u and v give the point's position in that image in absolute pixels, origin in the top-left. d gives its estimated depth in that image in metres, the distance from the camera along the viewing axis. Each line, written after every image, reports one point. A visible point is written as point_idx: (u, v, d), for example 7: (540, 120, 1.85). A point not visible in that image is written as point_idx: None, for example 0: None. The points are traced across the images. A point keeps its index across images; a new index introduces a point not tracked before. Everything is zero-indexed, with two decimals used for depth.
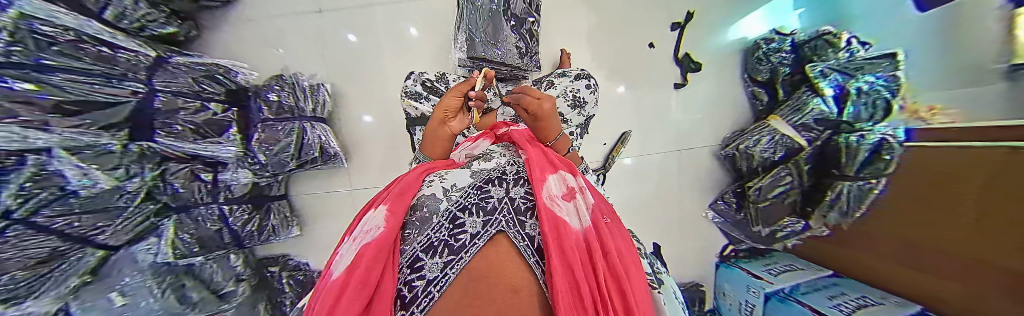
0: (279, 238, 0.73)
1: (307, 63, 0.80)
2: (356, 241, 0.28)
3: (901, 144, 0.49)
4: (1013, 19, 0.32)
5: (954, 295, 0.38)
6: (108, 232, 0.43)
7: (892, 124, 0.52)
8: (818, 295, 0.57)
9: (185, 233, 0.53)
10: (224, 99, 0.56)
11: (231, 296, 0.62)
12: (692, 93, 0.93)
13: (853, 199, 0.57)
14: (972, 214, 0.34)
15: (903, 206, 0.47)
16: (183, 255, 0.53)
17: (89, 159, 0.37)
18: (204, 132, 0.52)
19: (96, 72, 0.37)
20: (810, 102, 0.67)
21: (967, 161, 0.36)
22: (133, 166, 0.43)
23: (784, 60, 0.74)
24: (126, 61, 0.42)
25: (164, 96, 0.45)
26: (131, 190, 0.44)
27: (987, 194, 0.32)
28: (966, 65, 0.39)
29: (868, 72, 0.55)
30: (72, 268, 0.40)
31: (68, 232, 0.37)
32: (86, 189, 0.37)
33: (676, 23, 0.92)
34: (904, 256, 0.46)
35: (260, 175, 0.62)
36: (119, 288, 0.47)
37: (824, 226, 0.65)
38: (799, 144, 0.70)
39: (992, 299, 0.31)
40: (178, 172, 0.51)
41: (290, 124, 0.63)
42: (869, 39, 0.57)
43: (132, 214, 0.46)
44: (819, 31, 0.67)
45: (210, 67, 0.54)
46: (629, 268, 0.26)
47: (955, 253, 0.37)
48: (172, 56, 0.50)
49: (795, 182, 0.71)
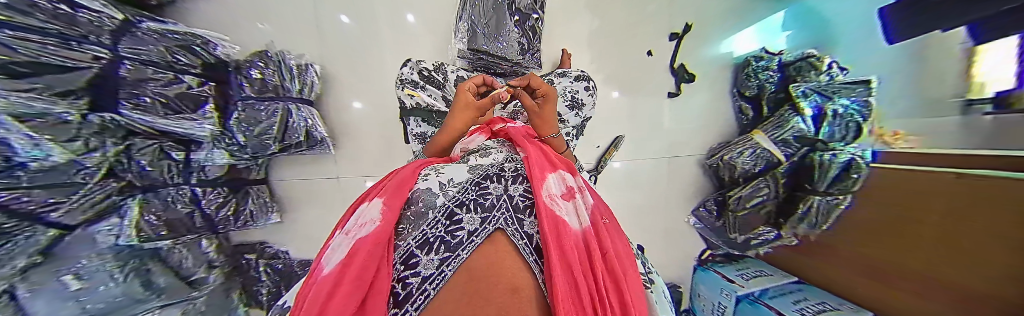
0: (257, 224, 0.69)
1: (296, 42, 0.74)
2: (350, 234, 0.28)
3: (867, 165, 0.54)
4: (984, 57, 0.35)
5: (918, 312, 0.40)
6: (62, 209, 0.38)
7: (862, 146, 0.56)
8: (783, 300, 0.62)
9: (151, 214, 0.49)
10: (201, 73, 0.53)
11: (203, 282, 0.60)
12: (686, 103, 0.95)
13: (821, 212, 0.62)
14: (945, 239, 0.37)
15: (870, 224, 0.51)
16: (149, 238, 0.48)
17: (42, 129, 0.32)
18: (178, 108, 0.49)
19: (52, 32, 0.32)
20: (790, 120, 0.71)
21: (934, 187, 0.39)
22: (93, 139, 0.39)
23: (771, 78, 0.76)
24: (88, 22, 0.36)
25: (131, 64, 0.41)
26: (90, 165, 0.39)
27: (966, 222, 0.34)
28: (937, 97, 0.43)
29: (844, 96, 0.60)
30: (18, 248, 0.34)
31: (14, 208, 0.33)
32: (37, 162, 0.32)
33: (674, 33, 0.94)
34: (864, 268, 0.51)
35: (238, 157, 0.59)
36: (75, 270, 0.41)
37: (794, 235, 0.69)
38: (778, 159, 0.74)
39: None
40: (146, 149, 0.47)
41: (273, 104, 0.61)
42: (848, 64, 0.61)
43: (91, 191, 0.41)
44: (804, 53, 0.69)
45: (187, 37, 0.49)
46: (626, 269, 0.27)
47: (919, 272, 0.40)
48: (143, 21, 0.44)
49: (771, 194, 0.75)
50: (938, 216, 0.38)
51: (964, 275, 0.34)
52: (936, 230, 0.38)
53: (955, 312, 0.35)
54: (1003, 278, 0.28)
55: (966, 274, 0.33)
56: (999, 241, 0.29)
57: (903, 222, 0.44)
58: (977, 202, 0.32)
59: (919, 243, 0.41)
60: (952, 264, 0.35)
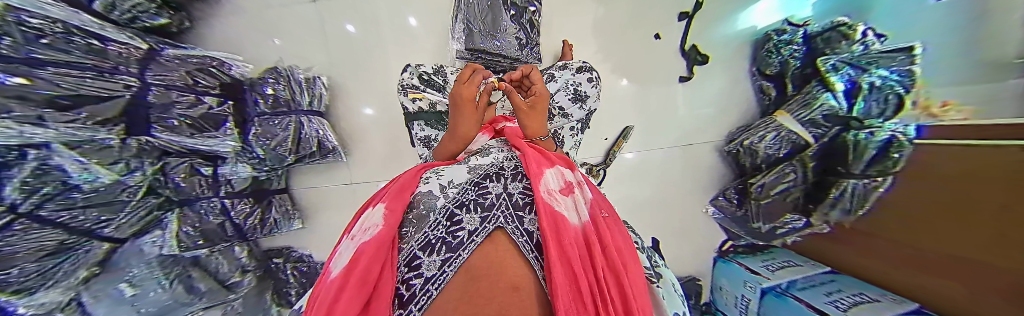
0: (281, 230, 0.73)
1: (304, 55, 0.77)
2: (355, 239, 0.29)
3: (910, 142, 0.48)
4: None
5: (968, 301, 0.37)
6: (114, 225, 0.43)
7: (904, 121, 0.50)
8: (813, 291, 0.58)
9: (189, 226, 0.53)
10: (220, 92, 0.56)
11: (240, 285, 0.65)
12: (699, 87, 0.90)
13: (856, 197, 0.57)
14: (994, 218, 0.33)
15: (915, 208, 0.46)
16: (187, 248, 0.53)
17: (90, 153, 0.36)
18: (201, 126, 0.52)
19: (88, 65, 0.35)
20: (819, 97, 0.65)
21: (987, 162, 0.35)
22: (133, 160, 0.43)
23: (795, 52, 0.70)
24: (117, 54, 0.39)
25: (157, 90, 0.44)
26: (133, 184, 0.43)
27: (1014, 197, 0.30)
28: (1000, 56, 0.37)
29: (884, 66, 0.54)
30: (81, 260, 0.40)
31: (73, 225, 0.37)
32: (88, 184, 0.36)
33: (685, 12, 0.88)
34: (910, 258, 0.46)
35: (259, 169, 0.63)
36: (129, 278, 0.47)
37: (824, 223, 0.65)
38: (805, 141, 0.69)
39: (1000, 303, 0.32)
40: (178, 167, 0.50)
41: (286, 118, 0.64)
42: (886, 31, 0.54)
43: (136, 207, 0.45)
44: (833, 22, 0.63)
45: (202, 59, 0.52)
46: (629, 262, 0.26)
47: (967, 257, 0.37)
48: (164, 48, 0.48)
49: (798, 180, 0.71)
50: (989, 193, 0.34)
51: (1007, 254, 0.31)
52: (986, 210, 0.34)
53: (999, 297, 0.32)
54: None
55: (1009, 253, 0.31)
56: None
57: (953, 204, 0.39)
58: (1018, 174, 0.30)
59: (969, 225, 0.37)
60: (996, 245, 0.32)
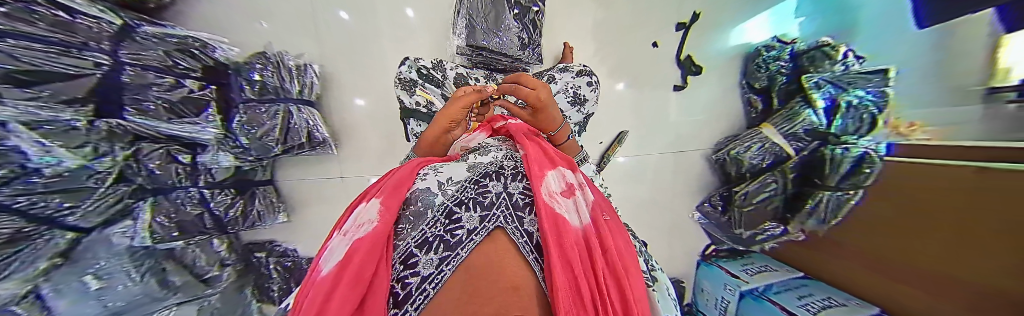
0: (265, 224, 0.70)
1: (297, 40, 0.74)
2: (349, 235, 0.28)
3: (880, 158, 0.52)
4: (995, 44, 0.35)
5: (932, 309, 0.40)
6: (79, 213, 0.39)
7: (876, 139, 0.54)
8: (788, 294, 0.63)
9: (162, 215, 0.49)
10: (201, 76, 0.52)
11: (216, 280, 0.61)
12: (691, 95, 0.93)
13: (830, 208, 0.60)
14: (969, 234, 0.35)
15: (879, 221, 0.50)
16: (162, 240, 0.49)
17: (52, 135, 0.33)
18: (179, 111, 0.48)
19: (53, 40, 0.32)
20: (802, 112, 0.70)
21: (960, 180, 0.37)
22: (102, 144, 0.39)
23: (782, 68, 0.74)
24: (86, 28, 0.36)
25: (131, 70, 0.41)
26: (101, 170, 0.40)
27: (991, 216, 0.32)
28: (958, 87, 0.40)
29: (860, 87, 0.57)
30: (38, 251, 0.36)
31: (33, 212, 0.34)
32: (50, 168, 0.34)
33: (682, 22, 0.91)
34: (875, 266, 0.50)
35: (242, 159, 0.61)
36: (94, 271, 0.43)
37: (801, 231, 0.68)
38: (787, 153, 0.73)
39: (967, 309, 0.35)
40: (153, 154, 0.47)
41: (273, 106, 0.61)
42: (865, 53, 0.57)
43: (103, 195, 0.42)
44: (818, 42, 0.66)
45: (185, 40, 0.49)
46: (627, 264, 0.27)
47: (930, 266, 0.41)
48: (141, 24, 0.43)
49: (779, 189, 0.74)
50: (965, 209, 0.36)
51: (972, 264, 0.34)
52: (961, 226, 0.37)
53: (963, 303, 0.35)
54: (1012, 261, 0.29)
55: (976, 262, 0.34)
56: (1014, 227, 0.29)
57: (922, 217, 0.43)
58: (987, 192, 0.33)
59: (942, 240, 0.39)
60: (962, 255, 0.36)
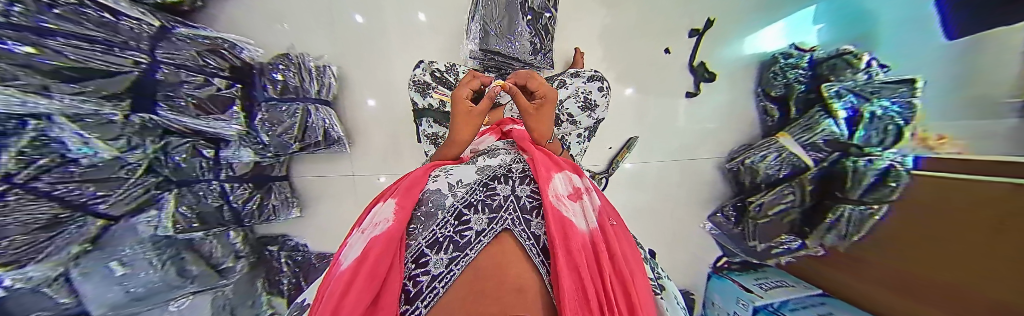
0: (279, 218, 0.72)
1: (316, 42, 0.77)
2: (365, 233, 0.29)
3: (908, 172, 0.50)
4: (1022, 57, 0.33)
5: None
6: (111, 201, 0.41)
7: (902, 151, 0.52)
8: (806, 312, 0.60)
9: (184, 206, 0.51)
10: (228, 75, 0.55)
11: (230, 272, 0.63)
12: (704, 103, 0.91)
13: (853, 221, 0.58)
14: (991, 249, 0.34)
15: (902, 237, 0.48)
16: (183, 230, 0.51)
17: (91, 128, 0.35)
18: (207, 108, 0.50)
19: (97, 39, 0.34)
20: (822, 122, 0.67)
21: (989, 198, 0.35)
22: (134, 137, 0.42)
23: (801, 77, 0.72)
24: (128, 29, 0.39)
25: (166, 68, 0.43)
26: (132, 161, 0.42)
27: (1009, 233, 0.31)
28: (986, 99, 0.39)
29: (884, 96, 0.55)
30: (71, 237, 0.38)
31: (69, 199, 0.36)
32: (87, 158, 0.36)
33: (696, 29, 0.89)
34: (894, 282, 0.49)
35: (261, 155, 0.62)
36: (121, 257, 0.45)
37: (820, 246, 0.65)
38: (806, 164, 0.70)
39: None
40: (180, 147, 0.50)
41: (294, 104, 0.64)
42: (890, 62, 0.55)
43: (132, 185, 0.44)
44: (839, 49, 0.64)
45: (216, 41, 0.52)
46: (635, 272, 0.26)
47: (948, 283, 0.39)
48: (175, 26, 0.47)
49: (796, 201, 0.71)
50: (989, 227, 0.34)
51: (989, 281, 0.33)
52: (985, 245, 0.35)
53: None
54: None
55: (991, 280, 0.33)
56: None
57: (950, 235, 0.40)
58: (1007, 209, 0.32)
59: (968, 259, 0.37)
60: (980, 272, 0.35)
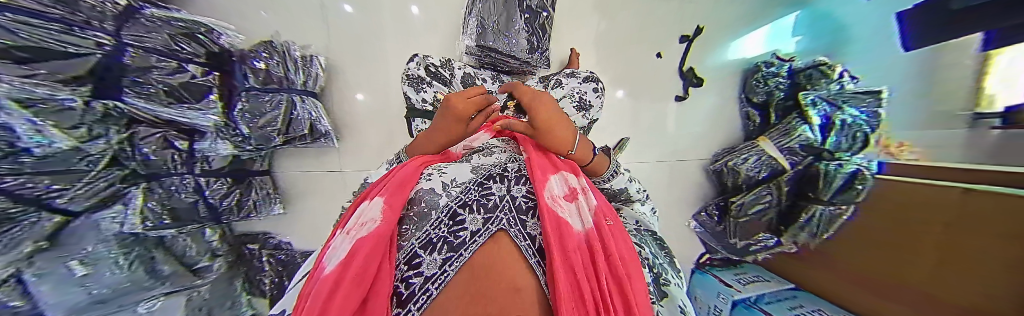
0: (259, 215, 0.69)
1: (301, 33, 0.74)
2: (351, 234, 0.27)
3: (873, 176, 0.52)
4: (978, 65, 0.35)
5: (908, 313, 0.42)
6: (68, 196, 0.38)
7: (868, 156, 0.54)
8: (779, 305, 0.65)
9: (155, 202, 0.48)
10: (205, 62, 0.52)
11: (207, 271, 0.60)
12: (691, 107, 0.95)
13: (824, 221, 0.60)
14: (952, 247, 0.36)
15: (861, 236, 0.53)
16: (154, 227, 0.48)
17: (44, 114, 0.31)
18: (180, 96, 0.47)
19: (54, 16, 0.31)
20: (798, 127, 0.69)
21: (952, 201, 0.37)
22: (95, 126, 0.38)
23: (780, 85, 0.73)
24: (90, 7, 0.35)
25: (134, 51, 0.40)
26: (95, 152, 0.39)
27: (972, 232, 0.34)
28: (942, 110, 0.41)
29: (854, 105, 0.57)
30: (24, 233, 0.35)
31: (19, 193, 0.33)
32: (41, 148, 0.32)
33: (685, 35, 0.93)
34: (857, 276, 0.52)
35: (241, 148, 0.58)
36: (81, 257, 0.41)
37: (793, 244, 0.69)
38: (783, 167, 0.72)
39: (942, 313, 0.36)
40: (149, 138, 0.46)
41: (277, 96, 0.61)
42: (860, 73, 0.57)
43: (95, 179, 0.41)
44: (815, 60, 0.66)
45: (191, 25, 0.48)
46: (630, 270, 0.27)
47: (909, 278, 0.42)
48: (145, 7, 0.42)
49: (775, 201, 0.74)
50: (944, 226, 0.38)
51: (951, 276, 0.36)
52: (947, 244, 0.37)
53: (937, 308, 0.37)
54: (992, 269, 0.30)
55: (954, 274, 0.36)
56: (992, 241, 0.31)
57: (916, 240, 0.42)
58: (967, 211, 0.35)
59: (943, 260, 0.38)
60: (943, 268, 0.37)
